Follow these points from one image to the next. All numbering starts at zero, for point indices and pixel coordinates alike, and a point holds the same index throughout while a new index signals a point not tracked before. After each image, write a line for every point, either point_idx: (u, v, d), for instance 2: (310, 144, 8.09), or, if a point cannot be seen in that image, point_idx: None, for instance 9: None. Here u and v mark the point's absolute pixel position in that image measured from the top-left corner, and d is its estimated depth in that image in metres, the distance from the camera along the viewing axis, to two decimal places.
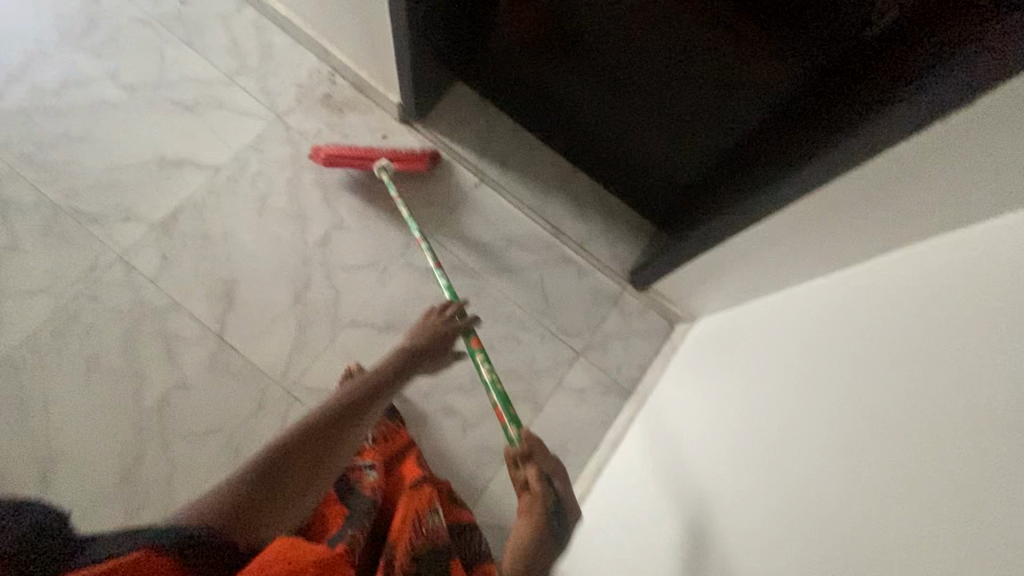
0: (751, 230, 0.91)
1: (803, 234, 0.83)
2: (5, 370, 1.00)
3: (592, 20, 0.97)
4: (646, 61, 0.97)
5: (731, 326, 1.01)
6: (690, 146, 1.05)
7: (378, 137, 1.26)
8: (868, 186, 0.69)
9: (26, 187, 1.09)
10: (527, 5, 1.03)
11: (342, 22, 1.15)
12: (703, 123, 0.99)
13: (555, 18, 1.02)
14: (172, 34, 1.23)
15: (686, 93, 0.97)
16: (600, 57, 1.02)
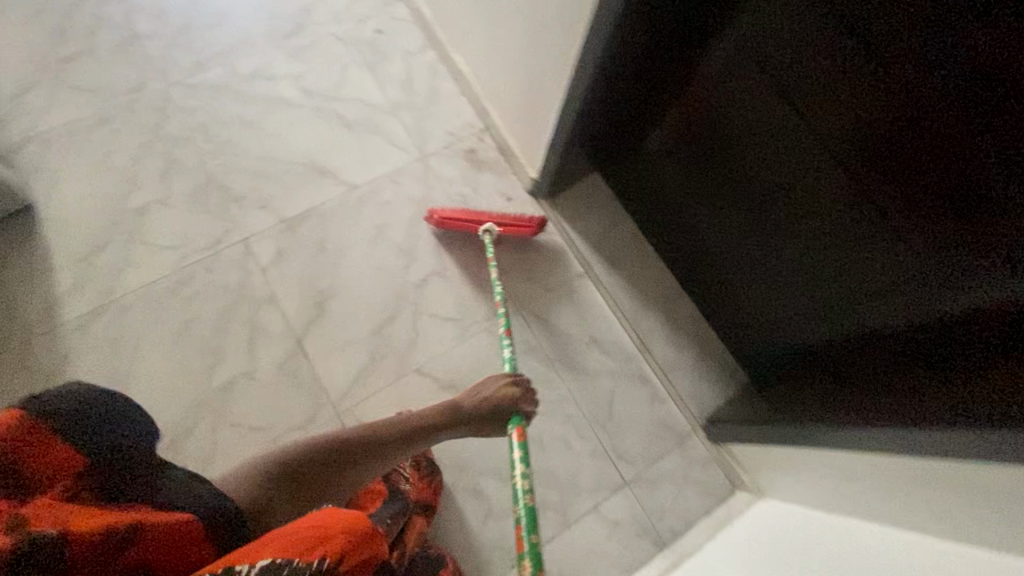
0: (840, 449, 0.83)
1: (869, 479, 0.76)
2: (114, 307, 1.09)
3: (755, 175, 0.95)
4: (793, 233, 0.93)
5: (775, 532, 0.92)
6: (802, 320, 0.99)
7: (503, 201, 1.28)
8: (950, 476, 0.62)
9: (194, 152, 1.20)
10: (693, 136, 1.02)
11: (511, 92, 1.20)
12: (832, 315, 0.93)
13: (716, 158, 1.00)
14: (359, 56, 1.34)
15: (823, 272, 0.91)
16: (749, 209, 0.99)
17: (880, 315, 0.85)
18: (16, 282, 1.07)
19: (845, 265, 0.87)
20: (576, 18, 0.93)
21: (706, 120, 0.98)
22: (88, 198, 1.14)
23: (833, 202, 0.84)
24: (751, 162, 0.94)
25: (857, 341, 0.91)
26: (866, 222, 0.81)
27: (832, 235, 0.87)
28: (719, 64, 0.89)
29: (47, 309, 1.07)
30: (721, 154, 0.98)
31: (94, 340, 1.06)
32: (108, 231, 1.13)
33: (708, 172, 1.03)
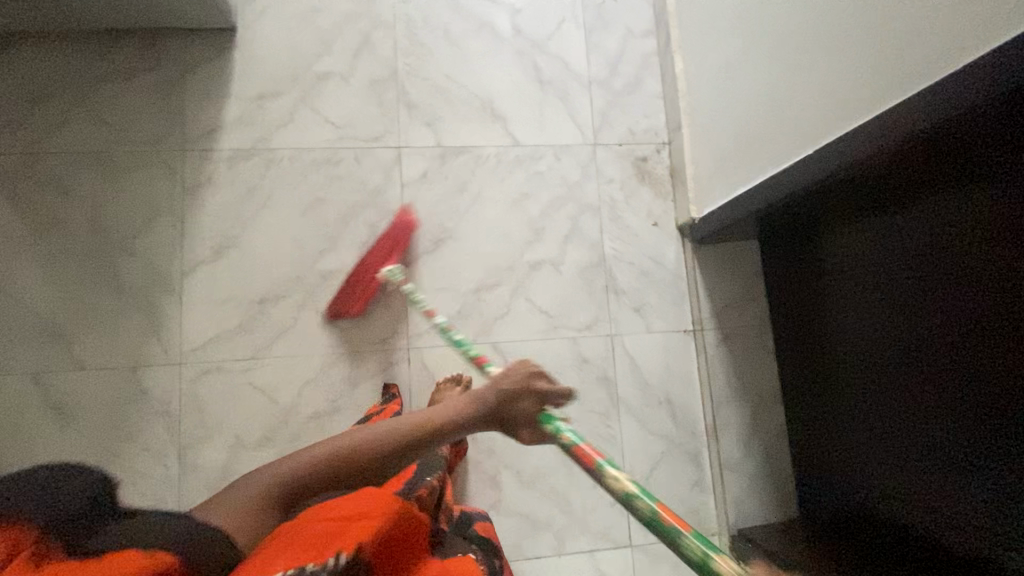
0: None
1: None
2: (264, 157, 1.12)
3: (916, 340, 0.81)
4: (928, 422, 0.81)
5: None
6: (865, 488, 0.94)
7: (648, 224, 1.21)
8: None
9: (390, 41, 1.19)
10: (871, 264, 0.88)
11: (717, 126, 1.09)
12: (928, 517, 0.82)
13: (884, 298, 0.86)
14: (581, 14, 1.26)
15: (908, 465, 0.85)
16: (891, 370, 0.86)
17: (949, 533, 0.80)
18: (194, 94, 1.11)
19: (933, 476, 0.81)
20: (819, 114, 0.82)
21: (894, 256, 0.83)
22: (283, 43, 1.16)
23: (962, 417, 0.76)
24: (895, 326, 0.85)
25: (906, 541, 0.87)
26: (977, 454, 0.74)
27: (946, 439, 0.79)
28: (951, 210, 0.74)
29: (209, 131, 1.11)
30: (870, 301, 0.89)
31: (235, 179, 1.11)
32: (287, 83, 1.15)
33: (867, 307, 0.90)
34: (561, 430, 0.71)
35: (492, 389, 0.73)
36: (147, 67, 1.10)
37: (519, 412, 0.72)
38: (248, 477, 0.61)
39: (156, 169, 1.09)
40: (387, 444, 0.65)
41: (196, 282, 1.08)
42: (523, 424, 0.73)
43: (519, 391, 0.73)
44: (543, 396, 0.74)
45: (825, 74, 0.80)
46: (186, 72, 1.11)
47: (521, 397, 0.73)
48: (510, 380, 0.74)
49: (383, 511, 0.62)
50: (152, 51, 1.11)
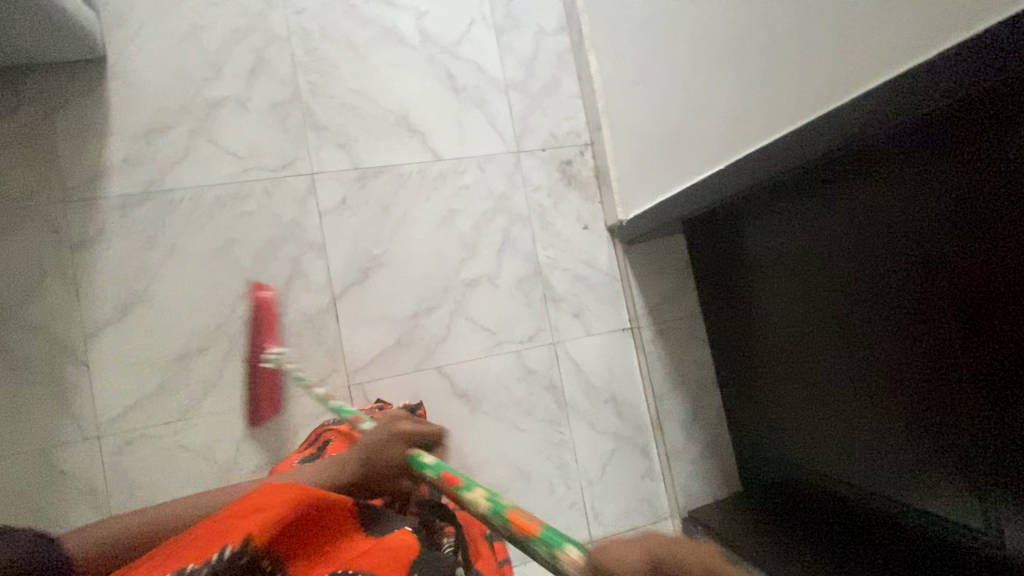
0: None
1: None
2: (161, 200, 1.02)
3: (828, 323, 0.89)
4: (841, 393, 0.89)
5: None
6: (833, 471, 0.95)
7: (579, 228, 1.22)
8: None
9: (287, 59, 1.09)
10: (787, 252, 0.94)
11: (638, 128, 1.10)
12: (842, 475, 0.93)
13: (799, 285, 0.93)
14: (491, 15, 1.21)
15: (843, 434, 0.91)
16: (809, 349, 0.94)
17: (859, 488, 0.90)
18: (68, 136, 0.99)
19: (901, 458, 0.82)
20: (729, 135, 0.85)
21: (806, 246, 0.89)
22: (164, 70, 1.04)
23: (867, 389, 0.85)
24: (807, 308, 0.92)
25: (879, 519, 0.88)
26: (878, 420, 0.84)
27: (854, 409, 0.88)
28: (855, 206, 0.79)
29: (92, 177, 0.99)
30: (827, 288, 0.87)
31: (132, 227, 1.00)
32: (176, 114, 1.04)
33: (785, 292, 0.97)
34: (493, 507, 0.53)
35: (362, 446, 0.69)
36: (6, 110, 0.97)
37: (391, 464, 0.68)
38: (98, 523, 0.62)
39: (34, 226, 0.97)
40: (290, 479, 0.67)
41: (104, 347, 0.98)
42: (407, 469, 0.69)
43: (381, 444, 0.69)
44: (410, 439, 0.71)
45: (735, 96, 0.83)
46: (55, 112, 0.99)
47: (389, 445, 0.69)
48: (380, 445, 0.69)
49: (281, 495, 0.56)
50: (8, 91, 0.97)
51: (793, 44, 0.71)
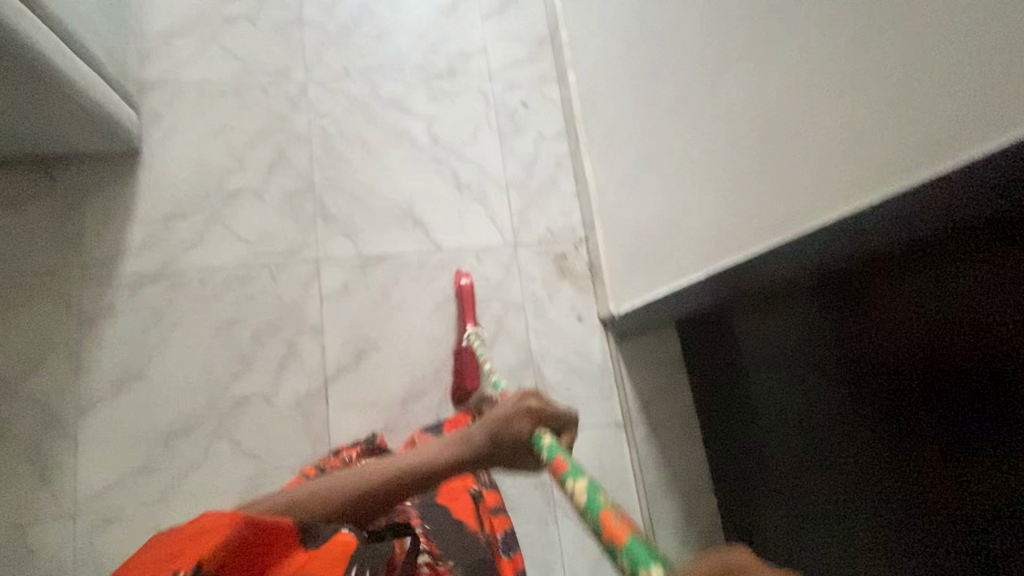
0: None
1: None
2: (171, 280, 1.07)
3: (828, 439, 0.85)
4: (844, 515, 0.84)
5: None
6: None
7: (572, 319, 1.24)
8: None
9: (304, 156, 1.19)
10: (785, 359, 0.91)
11: (629, 227, 1.15)
12: None
13: (799, 394, 0.90)
14: (495, 123, 1.32)
15: (844, 559, 0.85)
16: (810, 461, 0.89)
17: None
18: (94, 218, 1.06)
19: None
20: (715, 242, 0.89)
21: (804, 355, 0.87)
22: (191, 163, 1.14)
23: (871, 515, 0.79)
24: (806, 419, 0.89)
25: None
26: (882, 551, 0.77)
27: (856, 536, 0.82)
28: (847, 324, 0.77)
29: (111, 257, 1.06)
30: (824, 399, 0.84)
31: (140, 304, 1.05)
32: (198, 201, 1.12)
33: (785, 400, 0.93)
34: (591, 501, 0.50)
35: (488, 415, 0.68)
36: (41, 193, 1.05)
37: (517, 441, 0.66)
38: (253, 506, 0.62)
39: (49, 301, 1.02)
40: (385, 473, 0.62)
41: (95, 421, 0.99)
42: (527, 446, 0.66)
43: (512, 421, 0.66)
44: (537, 416, 0.68)
45: (717, 207, 0.88)
46: (86, 197, 1.07)
47: (517, 422, 0.66)
48: (510, 420, 0.66)
49: (226, 525, 0.54)
50: (46, 177, 1.06)
51: (768, 166, 0.76)
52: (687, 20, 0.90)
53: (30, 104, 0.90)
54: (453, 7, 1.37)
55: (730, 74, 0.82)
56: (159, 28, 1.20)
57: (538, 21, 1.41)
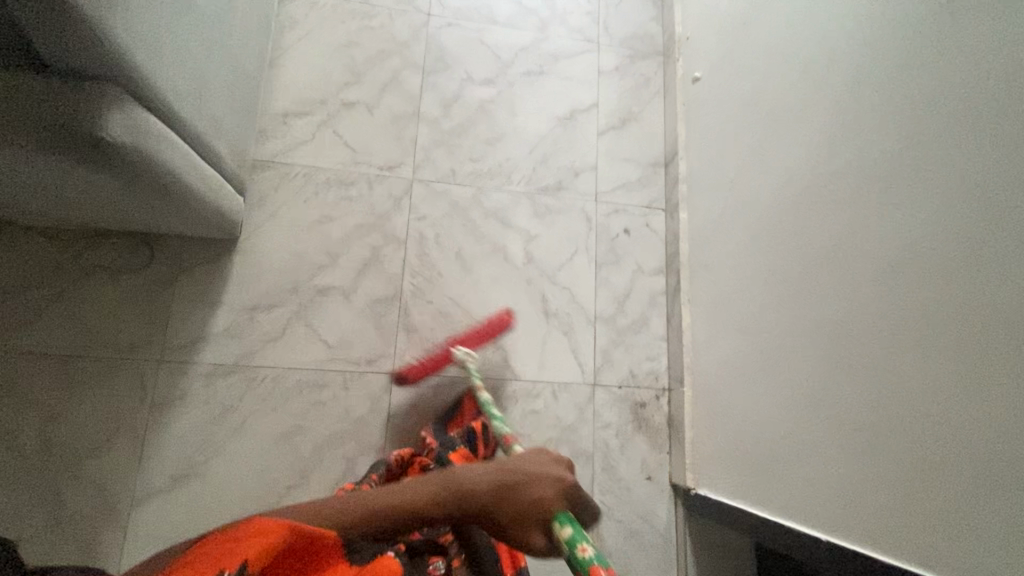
0: None
1: None
2: (246, 376, 1.05)
3: None
4: None
5: None
6: None
7: (642, 477, 1.16)
8: None
9: (398, 260, 1.16)
10: None
11: (725, 402, 1.06)
12: None
13: None
14: (594, 247, 1.27)
15: None
16: None
17: None
18: (182, 299, 1.06)
19: None
20: (835, 503, 0.78)
21: None
22: (285, 252, 1.12)
23: None
24: None
25: None
26: None
27: None
28: None
29: (191, 343, 1.05)
30: None
31: (210, 397, 1.03)
32: (284, 294, 1.10)
33: None
34: (575, 536, 0.58)
35: (507, 463, 0.64)
36: (137, 266, 1.05)
37: (539, 496, 0.61)
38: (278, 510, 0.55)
39: (124, 381, 1.02)
40: (384, 505, 0.57)
41: (144, 516, 0.97)
42: (541, 507, 0.61)
43: (538, 478, 0.63)
44: (570, 487, 0.63)
45: (844, 464, 0.77)
46: (177, 278, 1.06)
47: (542, 480, 0.63)
48: (529, 472, 0.63)
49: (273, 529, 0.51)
50: (144, 250, 1.05)
51: (936, 460, 0.64)
52: (840, 233, 0.82)
53: (146, 209, 0.88)
54: (568, 119, 1.33)
55: (904, 312, 0.70)
56: (277, 106, 1.19)
57: (655, 145, 1.36)
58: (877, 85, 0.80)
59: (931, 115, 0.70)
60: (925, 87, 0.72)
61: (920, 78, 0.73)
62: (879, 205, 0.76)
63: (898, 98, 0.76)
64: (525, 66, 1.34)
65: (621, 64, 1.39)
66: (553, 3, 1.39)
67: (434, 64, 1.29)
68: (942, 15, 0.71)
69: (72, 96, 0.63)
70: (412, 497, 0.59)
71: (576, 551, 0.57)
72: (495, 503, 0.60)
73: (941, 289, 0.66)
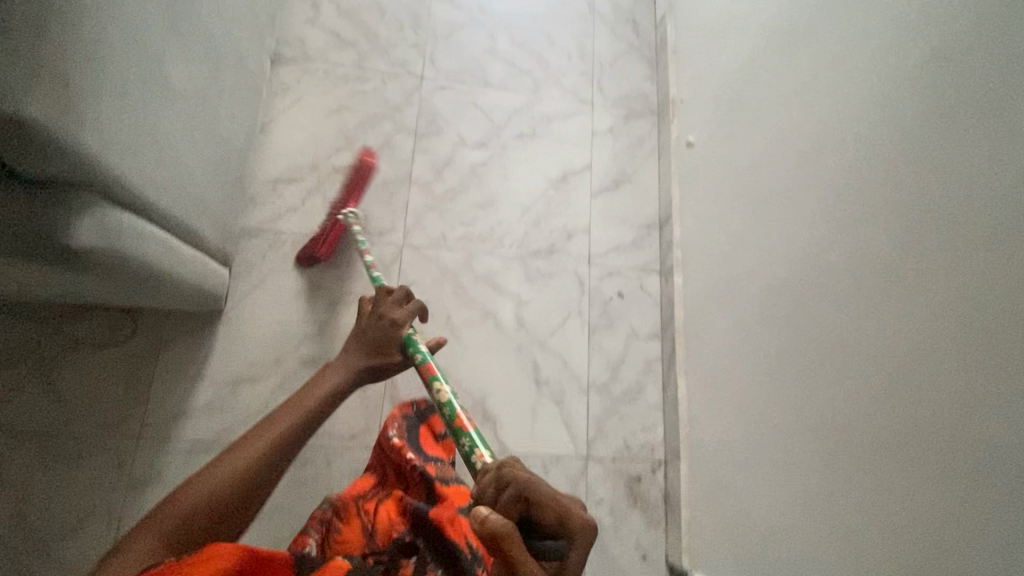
0: None
1: None
2: (226, 453, 1.02)
3: None
4: None
5: None
6: None
7: (636, 556, 1.11)
8: None
9: None
10: None
11: (722, 485, 1.01)
12: None
13: None
14: (587, 311, 1.24)
15: None
16: None
17: None
18: (164, 373, 1.03)
19: None
20: None
21: None
22: (271, 322, 1.10)
23: None
24: None
25: None
26: None
27: None
28: None
29: (171, 418, 1.02)
30: None
31: (188, 475, 1.00)
32: (268, 366, 1.08)
33: None
34: (450, 406, 0.73)
35: (365, 324, 0.84)
36: (120, 338, 1.03)
37: (389, 322, 0.83)
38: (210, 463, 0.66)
39: (100, 459, 0.99)
40: (296, 415, 0.73)
41: None
42: (390, 345, 0.82)
43: (387, 330, 0.82)
44: (399, 325, 0.83)
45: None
46: (160, 350, 1.04)
47: (393, 310, 0.84)
48: (377, 330, 0.82)
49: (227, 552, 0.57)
50: (128, 323, 1.04)
51: None
52: (835, 322, 0.79)
53: (125, 293, 0.86)
54: (561, 180, 1.32)
55: (905, 426, 0.66)
56: (268, 172, 1.19)
57: (650, 206, 1.34)
58: (867, 171, 0.77)
59: (927, 210, 0.67)
60: (914, 180, 0.69)
61: (912, 168, 0.70)
62: (873, 300, 0.73)
63: (891, 186, 0.73)
64: (518, 128, 1.34)
65: (615, 124, 1.39)
66: (547, 64, 1.40)
67: (427, 128, 1.29)
68: (926, 111, 0.69)
69: (40, 201, 0.62)
70: (308, 400, 0.75)
71: (447, 400, 0.74)
72: (354, 360, 0.80)
73: (941, 402, 0.62)
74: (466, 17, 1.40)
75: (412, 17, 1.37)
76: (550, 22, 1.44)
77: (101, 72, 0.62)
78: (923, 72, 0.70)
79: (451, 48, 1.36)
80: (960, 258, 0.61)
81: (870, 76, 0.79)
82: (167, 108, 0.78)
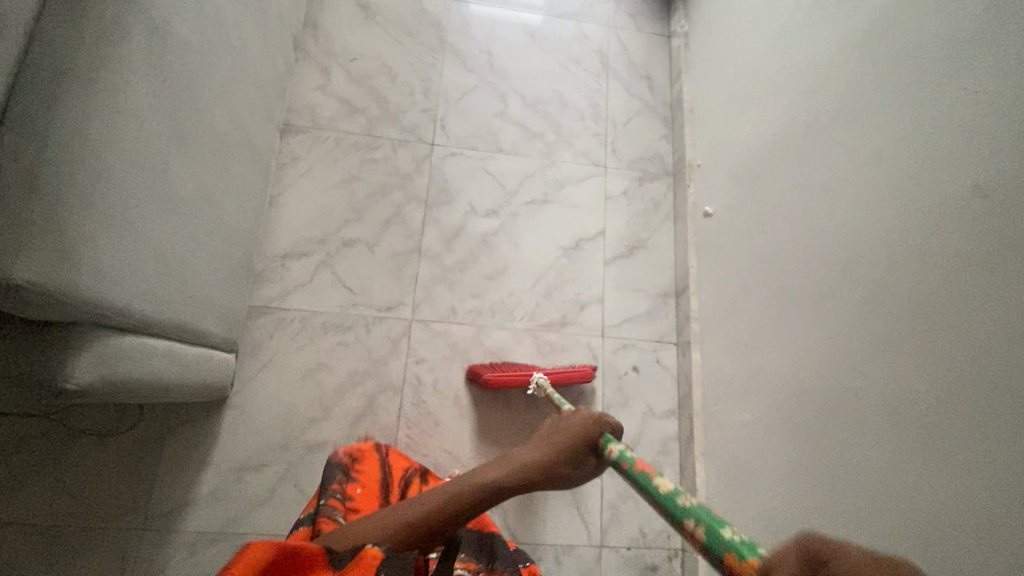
0: None
1: None
2: (228, 546, 1.00)
3: None
4: None
5: None
6: None
7: None
8: None
9: (393, 410, 1.11)
10: None
11: None
12: None
13: None
14: (602, 388, 1.20)
15: None
16: None
17: None
18: (169, 462, 1.02)
19: None
20: None
21: None
22: (278, 405, 1.08)
23: None
24: None
25: None
26: None
27: None
28: None
29: (175, 510, 1.00)
30: None
31: (191, 569, 0.98)
32: (275, 451, 1.06)
33: None
34: (623, 455, 0.57)
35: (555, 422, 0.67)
36: (125, 428, 1.02)
37: (578, 426, 0.65)
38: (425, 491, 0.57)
39: (102, 554, 0.97)
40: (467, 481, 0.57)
41: None
42: (583, 441, 0.63)
43: (581, 427, 0.64)
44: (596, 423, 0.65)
45: None
46: (165, 439, 1.03)
47: (582, 416, 0.66)
48: (568, 426, 0.65)
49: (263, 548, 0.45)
50: (134, 411, 1.03)
51: None
52: (857, 443, 0.75)
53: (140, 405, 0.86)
54: (574, 247, 1.29)
55: None
56: (278, 246, 1.18)
57: (666, 273, 1.30)
58: (890, 284, 0.72)
59: (964, 346, 0.61)
60: (953, 308, 0.63)
61: (945, 292, 0.64)
62: (903, 431, 0.67)
63: (915, 308, 0.68)
64: (530, 194, 1.31)
65: (629, 188, 1.36)
66: (559, 126, 1.38)
67: (437, 197, 1.27)
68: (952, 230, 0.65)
69: (34, 348, 0.60)
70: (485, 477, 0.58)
71: (621, 452, 0.58)
72: (537, 454, 0.62)
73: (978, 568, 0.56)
74: (477, 79, 1.38)
75: (423, 81, 1.36)
76: (563, 82, 1.42)
77: (104, 211, 0.61)
78: (949, 191, 0.65)
79: (462, 113, 1.34)
80: (1009, 410, 0.55)
81: (890, 183, 0.74)
82: (172, 220, 0.76)
